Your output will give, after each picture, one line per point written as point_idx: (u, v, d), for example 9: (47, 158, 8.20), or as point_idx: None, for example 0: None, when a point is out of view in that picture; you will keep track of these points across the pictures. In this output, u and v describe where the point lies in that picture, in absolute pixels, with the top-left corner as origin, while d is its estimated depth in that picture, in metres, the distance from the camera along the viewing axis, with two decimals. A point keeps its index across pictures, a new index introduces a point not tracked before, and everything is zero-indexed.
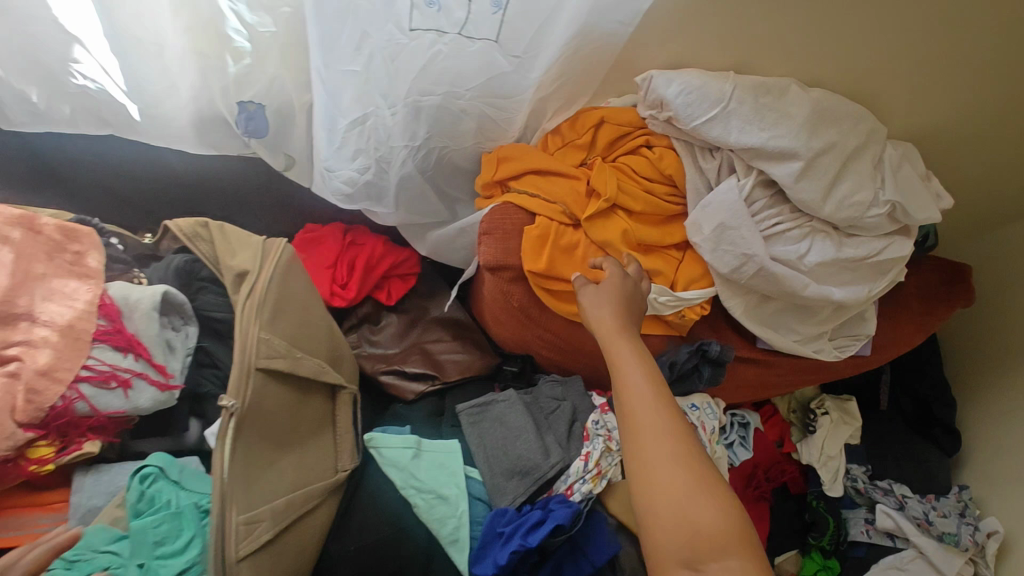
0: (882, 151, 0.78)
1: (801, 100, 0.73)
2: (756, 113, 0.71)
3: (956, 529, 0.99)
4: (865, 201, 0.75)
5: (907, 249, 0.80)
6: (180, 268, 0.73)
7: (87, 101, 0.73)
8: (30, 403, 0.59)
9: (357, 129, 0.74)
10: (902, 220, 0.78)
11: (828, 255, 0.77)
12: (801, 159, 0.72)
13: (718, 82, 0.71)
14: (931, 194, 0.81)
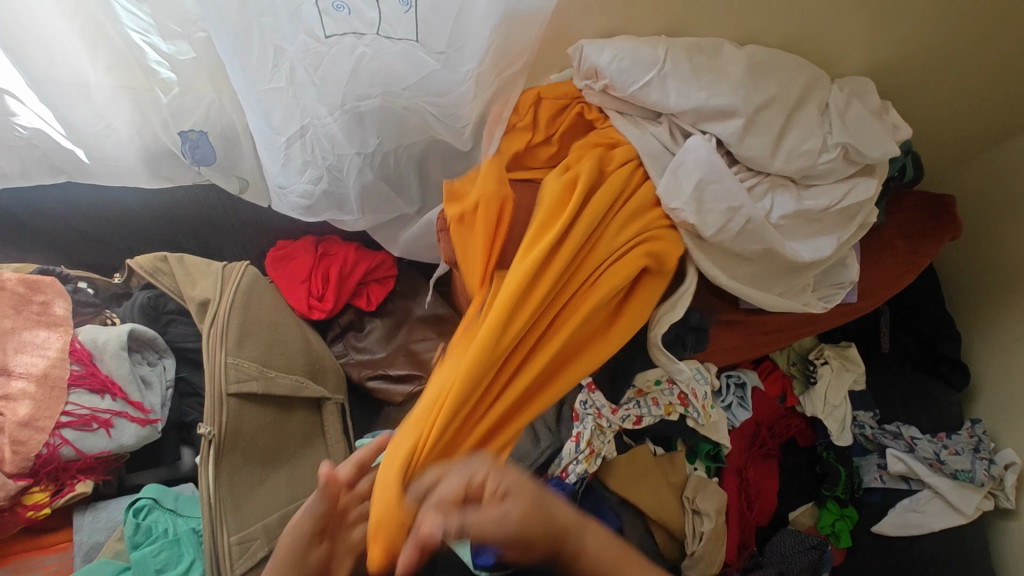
0: (826, 95, 0.76)
1: (735, 58, 0.72)
2: (692, 73, 0.71)
3: (970, 466, 0.95)
4: (815, 148, 0.73)
5: (873, 189, 0.77)
6: (145, 305, 0.74)
7: (33, 151, 0.75)
8: (16, 453, 0.62)
9: (298, 143, 0.74)
10: (857, 161, 0.75)
11: (790, 209, 0.74)
12: (741, 116, 0.70)
13: (649, 47, 0.72)
14: (887, 126, 0.77)
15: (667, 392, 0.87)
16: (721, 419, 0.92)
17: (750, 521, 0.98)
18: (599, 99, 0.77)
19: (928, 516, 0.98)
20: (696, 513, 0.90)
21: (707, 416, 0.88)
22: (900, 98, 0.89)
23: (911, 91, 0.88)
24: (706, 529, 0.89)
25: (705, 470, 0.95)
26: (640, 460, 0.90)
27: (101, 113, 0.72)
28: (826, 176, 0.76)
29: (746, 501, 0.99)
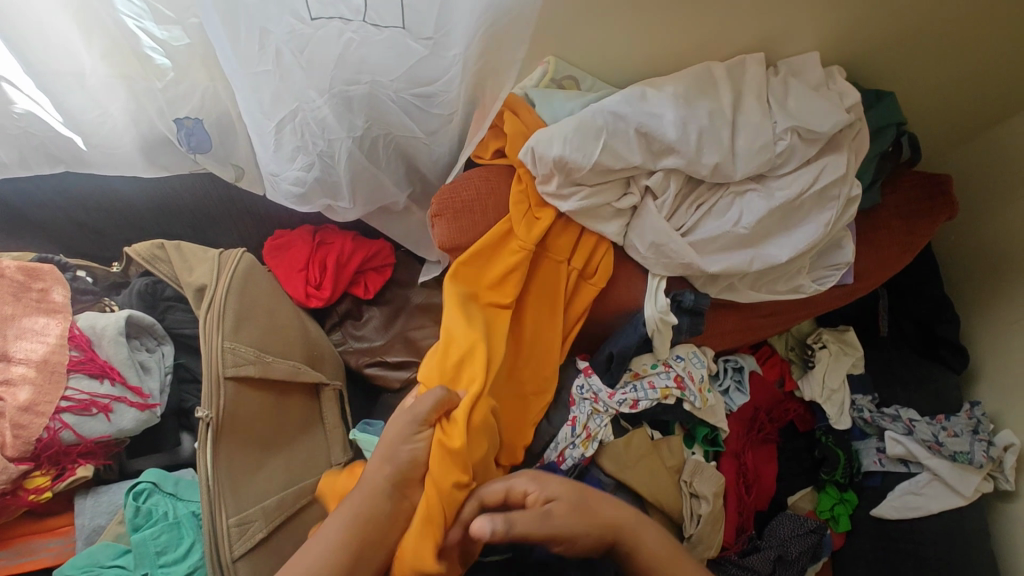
0: (762, 84, 0.78)
1: (660, 100, 0.75)
2: (637, 125, 0.74)
3: (969, 447, 0.95)
4: (766, 140, 0.75)
5: (843, 165, 0.76)
6: (143, 291, 0.75)
7: (32, 140, 0.76)
8: (18, 437, 0.63)
9: (289, 127, 0.74)
10: (815, 139, 0.76)
11: (761, 211, 0.77)
12: (682, 154, 0.75)
13: (591, 123, 0.74)
14: (832, 97, 0.77)
15: (663, 375, 0.87)
16: (719, 403, 0.94)
17: (748, 504, 0.98)
18: (576, 205, 0.78)
19: (926, 499, 0.97)
20: (694, 496, 0.91)
21: (704, 400, 0.88)
22: (891, 79, 0.89)
23: (900, 73, 0.88)
24: (704, 512, 0.89)
25: (703, 454, 0.96)
26: (636, 444, 0.89)
27: (97, 101, 0.73)
28: (789, 161, 0.77)
29: (744, 484, 0.99)
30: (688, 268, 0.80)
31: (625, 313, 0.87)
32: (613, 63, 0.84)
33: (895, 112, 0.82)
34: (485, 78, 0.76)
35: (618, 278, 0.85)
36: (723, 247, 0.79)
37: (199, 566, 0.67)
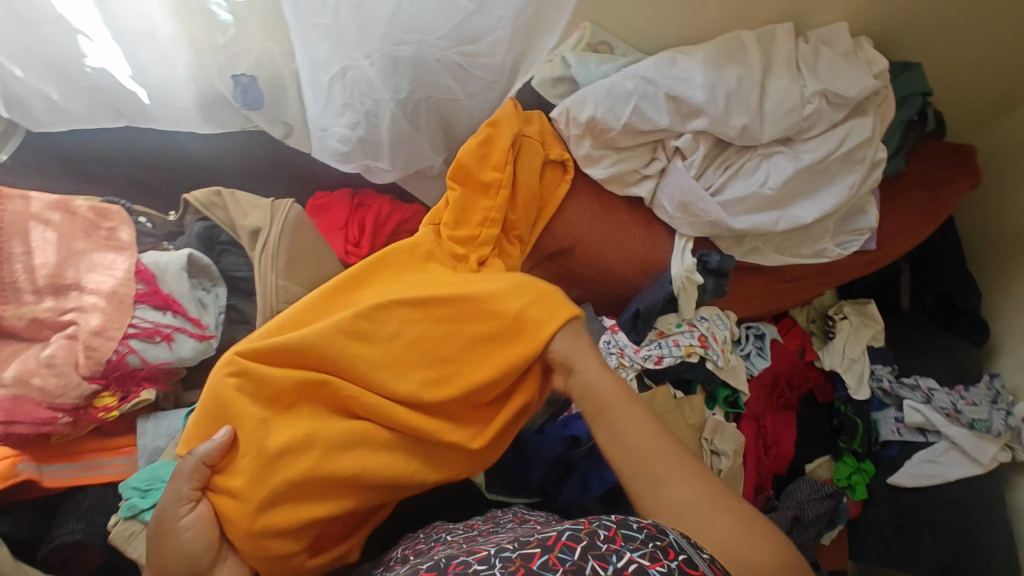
0: (792, 52, 0.79)
1: (691, 66, 0.77)
2: (666, 86, 0.77)
3: (987, 416, 0.98)
4: (795, 104, 0.77)
5: (869, 128, 0.79)
6: (201, 234, 0.80)
7: (101, 94, 0.81)
8: (90, 357, 0.68)
9: (340, 83, 0.79)
10: (842, 104, 0.78)
11: (788, 172, 0.80)
12: (709, 115, 0.77)
13: (622, 82, 0.77)
14: (860, 64, 0.79)
15: (688, 335, 0.90)
16: (739, 366, 0.97)
17: (766, 465, 1.00)
18: (605, 172, 0.83)
19: (944, 467, 0.99)
20: (715, 453, 0.93)
21: (725, 361, 0.93)
22: (922, 54, 0.90)
23: (931, 44, 0.89)
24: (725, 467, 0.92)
25: (724, 416, 0.98)
26: (660, 399, 0.90)
27: (164, 55, 0.77)
28: (817, 125, 0.79)
29: (763, 445, 1.01)
30: (715, 226, 0.83)
31: (650, 274, 0.89)
32: (645, 30, 0.85)
33: (921, 82, 0.84)
34: (531, 39, 0.80)
35: (646, 239, 0.88)
36: (749, 208, 0.82)
37: None
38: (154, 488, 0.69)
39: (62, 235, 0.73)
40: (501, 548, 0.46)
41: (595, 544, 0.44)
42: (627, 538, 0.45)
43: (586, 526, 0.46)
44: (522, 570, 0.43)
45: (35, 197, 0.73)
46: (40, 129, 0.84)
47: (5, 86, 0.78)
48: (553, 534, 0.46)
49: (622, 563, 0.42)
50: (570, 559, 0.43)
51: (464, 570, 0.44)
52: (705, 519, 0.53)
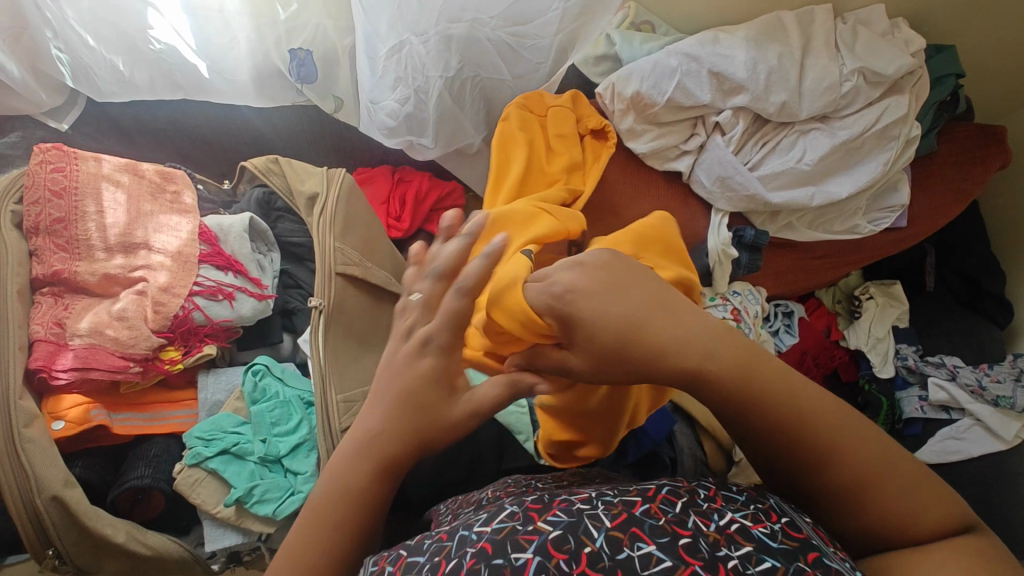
0: (831, 33, 0.82)
1: (734, 43, 0.80)
2: (709, 64, 0.80)
3: (1012, 393, 0.99)
4: (834, 83, 0.80)
5: (906, 106, 0.82)
6: (259, 200, 0.84)
7: (164, 66, 0.84)
8: (158, 312, 0.72)
9: (395, 57, 0.82)
10: (879, 82, 0.81)
11: (825, 148, 0.82)
12: (750, 92, 0.80)
13: (666, 59, 0.81)
14: (898, 43, 0.82)
15: (721, 308, 0.90)
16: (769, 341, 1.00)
17: None
18: (646, 146, 0.86)
19: (967, 443, 1.01)
20: None
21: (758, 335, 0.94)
22: (952, 39, 0.93)
23: (963, 29, 0.92)
24: None
25: None
26: None
27: (228, 26, 0.81)
28: (854, 103, 0.82)
29: None
30: (752, 201, 0.86)
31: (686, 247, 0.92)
32: (686, 12, 0.89)
33: (955, 64, 0.86)
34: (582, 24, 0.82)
35: (684, 213, 0.90)
36: (786, 182, 0.85)
37: (308, 438, 0.75)
38: (216, 438, 0.72)
39: (131, 197, 0.76)
40: (601, 492, 0.42)
41: (696, 501, 0.40)
42: (727, 500, 0.41)
43: (684, 485, 0.42)
44: (624, 514, 0.39)
45: (106, 159, 0.77)
46: (102, 98, 0.88)
47: (75, 55, 0.82)
48: (650, 488, 0.42)
49: (726, 520, 0.38)
50: (672, 510, 0.39)
51: (567, 506, 0.40)
52: (869, 498, 0.40)
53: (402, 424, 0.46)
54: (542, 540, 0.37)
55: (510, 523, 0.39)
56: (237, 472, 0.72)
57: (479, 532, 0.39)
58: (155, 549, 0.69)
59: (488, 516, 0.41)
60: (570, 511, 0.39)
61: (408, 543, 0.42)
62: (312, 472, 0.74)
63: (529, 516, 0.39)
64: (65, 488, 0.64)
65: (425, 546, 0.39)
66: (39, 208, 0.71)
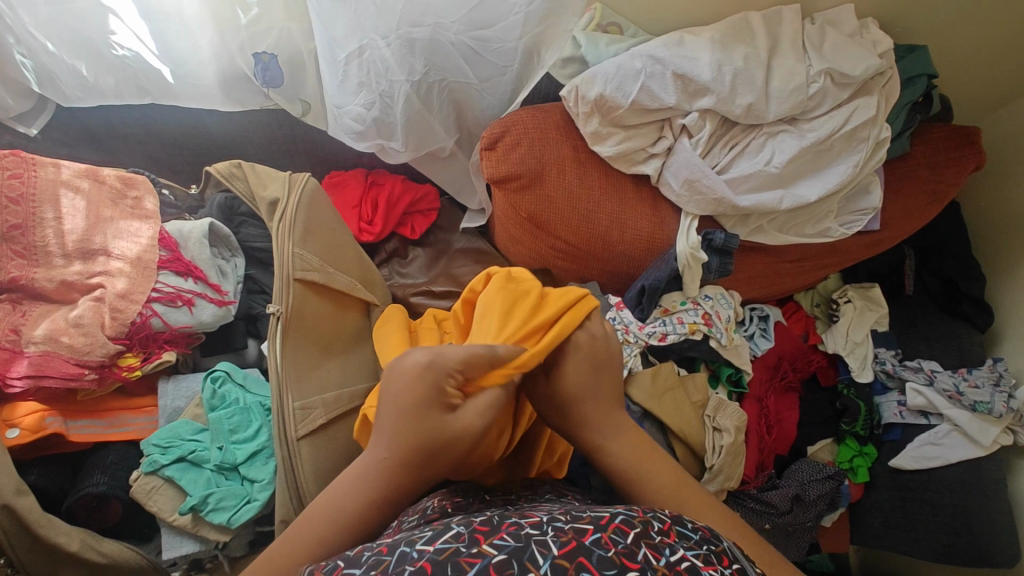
0: (798, 33, 0.81)
1: (698, 46, 0.80)
2: (673, 67, 0.79)
3: (989, 398, 0.97)
4: (801, 84, 0.79)
5: (875, 109, 0.81)
6: (222, 204, 0.85)
7: (127, 71, 0.84)
8: (115, 319, 0.71)
9: (356, 61, 0.81)
10: (847, 83, 0.80)
11: (793, 151, 0.81)
12: (716, 94, 0.79)
13: (630, 62, 0.80)
14: (865, 43, 0.81)
15: (691, 312, 0.93)
16: (742, 345, 0.99)
17: (769, 444, 1.00)
18: (613, 149, 0.85)
19: (945, 449, 0.99)
20: (716, 430, 0.93)
21: (730, 338, 0.95)
22: (929, 37, 0.91)
23: (938, 28, 0.90)
24: (726, 442, 0.92)
25: (726, 395, 1.00)
26: (663, 375, 0.92)
27: (190, 31, 0.80)
28: (822, 104, 0.81)
29: (766, 424, 1.00)
30: (720, 204, 0.85)
31: (656, 251, 0.91)
32: (655, 12, 0.88)
33: (927, 63, 0.85)
34: (546, 29, 0.81)
35: (653, 217, 0.90)
36: (755, 185, 0.84)
37: (267, 445, 0.75)
38: (174, 445, 0.72)
39: (90, 203, 0.76)
40: (552, 516, 0.39)
41: (648, 533, 0.37)
42: (680, 536, 0.38)
43: (638, 514, 0.40)
44: (573, 542, 0.36)
45: (65, 165, 0.77)
46: (69, 103, 0.88)
47: (38, 61, 0.82)
48: (604, 516, 0.39)
49: (676, 558, 0.36)
50: (623, 542, 0.36)
51: (515, 530, 0.37)
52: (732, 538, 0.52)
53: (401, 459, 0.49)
54: (484, 564, 0.34)
55: (453, 544, 0.36)
56: (194, 479, 0.71)
57: (420, 550, 0.36)
58: (112, 557, 0.69)
59: (433, 534, 0.38)
60: (518, 535, 0.37)
61: (349, 552, 0.39)
62: (269, 480, 0.73)
63: (475, 539, 0.37)
64: (17, 496, 0.63)
65: (362, 558, 0.37)
66: None
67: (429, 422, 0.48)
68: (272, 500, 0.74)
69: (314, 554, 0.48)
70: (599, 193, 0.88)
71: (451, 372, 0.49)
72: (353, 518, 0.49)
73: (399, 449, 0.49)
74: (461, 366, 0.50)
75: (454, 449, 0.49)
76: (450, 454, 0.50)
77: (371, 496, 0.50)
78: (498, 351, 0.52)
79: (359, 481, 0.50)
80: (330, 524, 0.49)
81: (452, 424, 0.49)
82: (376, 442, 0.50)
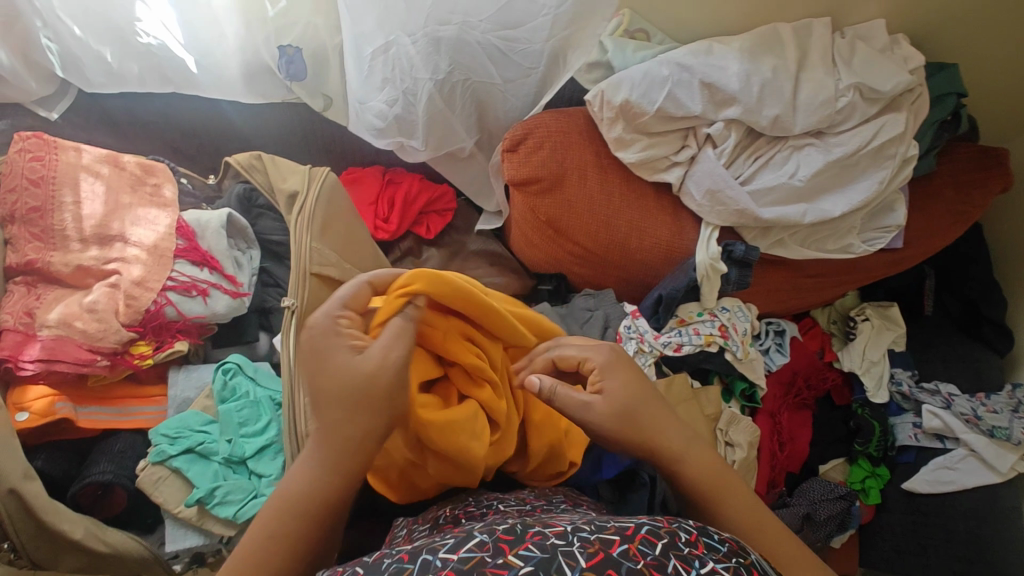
0: (828, 46, 0.80)
1: (727, 55, 0.79)
2: (701, 76, 0.78)
3: (1008, 424, 0.96)
4: (830, 98, 0.78)
5: (902, 125, 0.80)
6: (240, 196, 0.84)
7: (152, 59, 0.84)
8: (130, 306, 0.71)
9: (382, 57, 0.81)
10: (876, 99, 0.79)
11: (818, 164, 0.80)
12: (743, 104, 0.78)
13: (657, 68, 0.79)
14: (896, 59, 0.80)
15: (708, 324, 0.91)
16: (758, 360, 0.97)
17: (781, 461, 0.99)
18: (636, 156, 0.84)
19: (960, 474, 0.97)
20: (728, 445, 0.92)
21: (746, 352, 0.93)
22: (960, 56, 0.91)
23: (969, 47, 0.89)
24: (738, 457, 0.91)
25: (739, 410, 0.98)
26: (677, 387, 0.90)
27: (217, 21, 0.80)
28: (849, 119, 0.80)
29: (778, 441, 1.00)
30: (743, 216, 0.83)
31: (673, 260, 0.90)
32: (683, 20, 0.87)
33: (958, 82, 0.84)
34: (573, 32, 0.81)
35: (673, 226, 0.89)
36: (778, 199, 0.83)
37: (274, 440, 0.74)
38: (182, 436, 0.71)
39: (110, 188, 0.76)
40: (577, 526, 0.38)
41: (676, 544, 0.36)
42: (710, 547, 0.37)
43: (665, 524, 0.38)
44: (600, 554, 0.35)
45: (86, 150, 0.76)
46: (92, 89, 0.88)
47: (64, 45, 0.82)
48: (629, 525, 0.38)
49: (707, 571, 0.34)
50: (652, 553, 0.35)
51: (540, 540, 0.36)
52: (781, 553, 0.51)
53: (332, 415, 0.49)
54: None
55: (477, 553, 0.36)
56: (201, 472, 0.70)
57: (443, 559, 0.36)
58: (114, 546, 0.68)
59: (456, 542, 0.37)
60: (543, 545, 0.35)
61: (367, 559, 0.39)
62: (277, 475, 0.72)
63: (499, 549, 0.36)
64: (23, 481, 0.63)
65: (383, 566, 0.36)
66: (16, 196, 0.71)
67: (336, 363, 0.50)
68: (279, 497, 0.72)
69: (282, 543, 0.46)
70: (619, 199, 0.88)
71: (339, 313, 0.53)
72: (315, 496, 0.48)
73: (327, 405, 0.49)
74: (348, 307, 0.53)
75: (377, 388, 0.49)
76: (374, 395, 0.49)
77: (320, 470, 0.49)
78: (375, 284, 0.55)
79: (308, 458, 0.49)
80: (284, 503, 0.48)
81: (361, 360, 0.50)
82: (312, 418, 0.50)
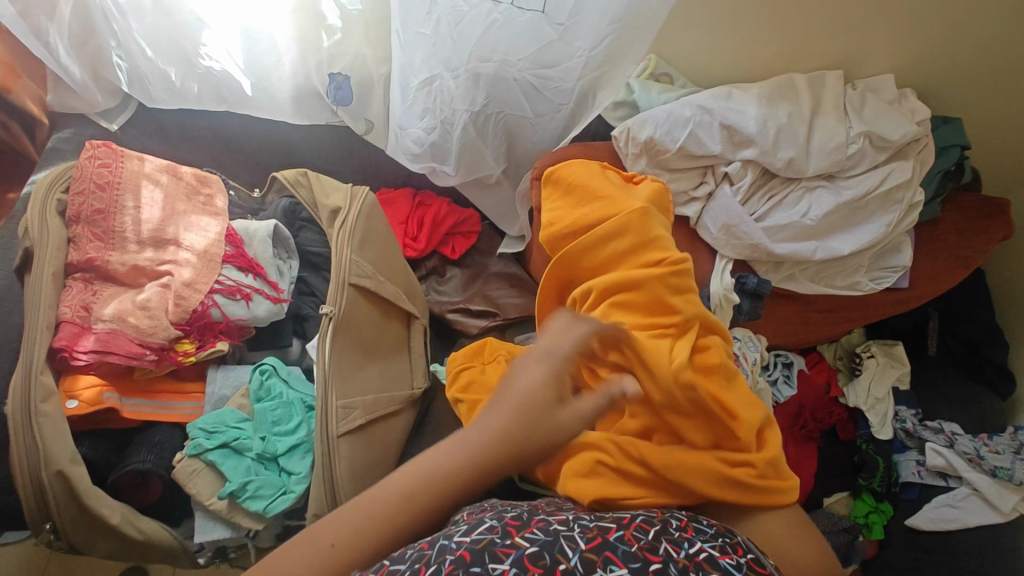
0: (840, 97, 0.86)
1: (745, 100, 0.85)
2: (722, 117, 0.84)
3: (1010, 464, 0.98)
4: (841, 144, 0.84)
5: (909, 173, 0.85)
6: (285, 209, 0.90)
7: (212, 80, 0.91)
8: (179, 305, 0.75)
9: (425, 89, 0.88)
10: (884, 147, 0.85)
11: (829, 205, 0.85)
12: (759, 146, 0.84)
13: (681, 109, 0.86)
14: (904, 111, 0.86)
15: None
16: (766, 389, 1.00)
17: None
18: None
19: (962, 512, 0.99)
20: None
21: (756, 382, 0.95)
22: (963, 112, 0.97)
23: (971, 104, 0.95)
24: None
25: None
26: None
27: (276, 48, 0.87)
28: (859, 164, 0.85)
29: None
30: (756, 250, 0.88)
31: None
32: (704, 67, 0.94)
33: (960, 136, 0.90)
34: (603, 74, 0.87)
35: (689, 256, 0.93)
36: (789, 236, 0.88)
37: (305, 440, 0.78)
38: (218, 431, 0.75)
39: (167, 196, 0.82)
40: (578, 516, 0.44)
41: (667, 531, 0.43)
42: (698, 531, 0.44)
43: (658, 516, 0.46)
44: (598, 538, 0.41)
45: (149, 160, 0.82)
46: (152, 104, 0.95)
47: (132, 63, 0.89)
48: (625, 518, 0.45)
49: (693, 548, 0.42)
50: (644, 538, 0.42)
51: (544, 526, 0.42)
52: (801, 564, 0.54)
53: (516, 443, 0.45)
54: (518, 555, 0.39)
55: (488, 536, 0.41)
56: (234, 466, 0.74)
57: (458, 542, 0.40)
58: (148, 535, 0.71)
59: (469, 528, 0.42)
60: (547, 531, 0.41)
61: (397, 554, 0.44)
62: (306, 473, 0.76)
63: (507, 532, 0.41)
64: (70, 464, 0.66)
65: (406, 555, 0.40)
66: (84, 198, 0.76)
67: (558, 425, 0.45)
68: (306, 494, 0.76)
69: (383, 526, 0.44)
70: None
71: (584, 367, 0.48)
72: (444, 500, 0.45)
73: (520, 440, 0.45)
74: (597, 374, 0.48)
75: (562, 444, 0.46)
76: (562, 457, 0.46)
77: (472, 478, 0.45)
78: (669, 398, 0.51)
79: (460, 453, 0.45)
80: (416, 484, 0.45)
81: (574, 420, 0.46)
82: (487, 420, 0.46)
